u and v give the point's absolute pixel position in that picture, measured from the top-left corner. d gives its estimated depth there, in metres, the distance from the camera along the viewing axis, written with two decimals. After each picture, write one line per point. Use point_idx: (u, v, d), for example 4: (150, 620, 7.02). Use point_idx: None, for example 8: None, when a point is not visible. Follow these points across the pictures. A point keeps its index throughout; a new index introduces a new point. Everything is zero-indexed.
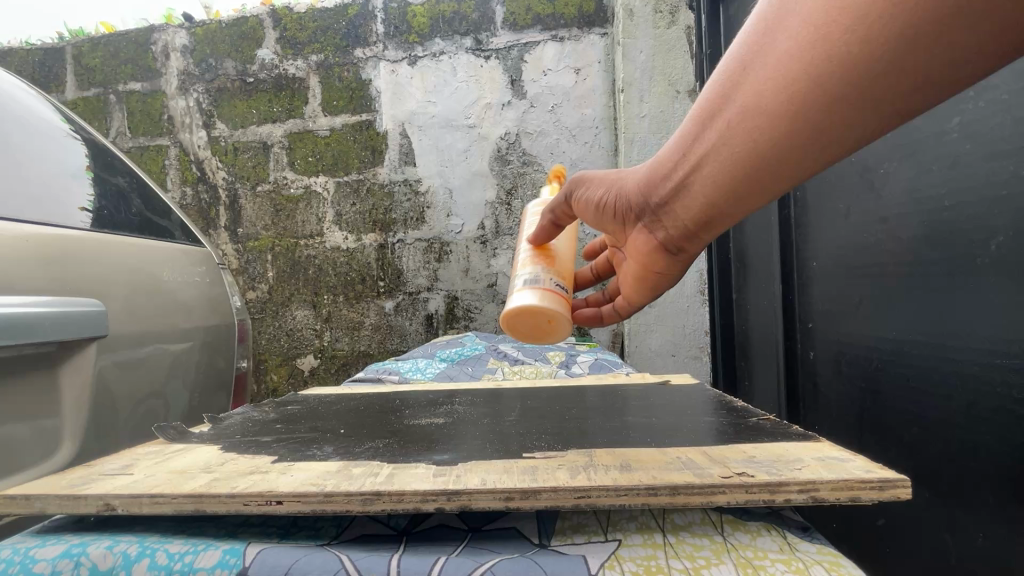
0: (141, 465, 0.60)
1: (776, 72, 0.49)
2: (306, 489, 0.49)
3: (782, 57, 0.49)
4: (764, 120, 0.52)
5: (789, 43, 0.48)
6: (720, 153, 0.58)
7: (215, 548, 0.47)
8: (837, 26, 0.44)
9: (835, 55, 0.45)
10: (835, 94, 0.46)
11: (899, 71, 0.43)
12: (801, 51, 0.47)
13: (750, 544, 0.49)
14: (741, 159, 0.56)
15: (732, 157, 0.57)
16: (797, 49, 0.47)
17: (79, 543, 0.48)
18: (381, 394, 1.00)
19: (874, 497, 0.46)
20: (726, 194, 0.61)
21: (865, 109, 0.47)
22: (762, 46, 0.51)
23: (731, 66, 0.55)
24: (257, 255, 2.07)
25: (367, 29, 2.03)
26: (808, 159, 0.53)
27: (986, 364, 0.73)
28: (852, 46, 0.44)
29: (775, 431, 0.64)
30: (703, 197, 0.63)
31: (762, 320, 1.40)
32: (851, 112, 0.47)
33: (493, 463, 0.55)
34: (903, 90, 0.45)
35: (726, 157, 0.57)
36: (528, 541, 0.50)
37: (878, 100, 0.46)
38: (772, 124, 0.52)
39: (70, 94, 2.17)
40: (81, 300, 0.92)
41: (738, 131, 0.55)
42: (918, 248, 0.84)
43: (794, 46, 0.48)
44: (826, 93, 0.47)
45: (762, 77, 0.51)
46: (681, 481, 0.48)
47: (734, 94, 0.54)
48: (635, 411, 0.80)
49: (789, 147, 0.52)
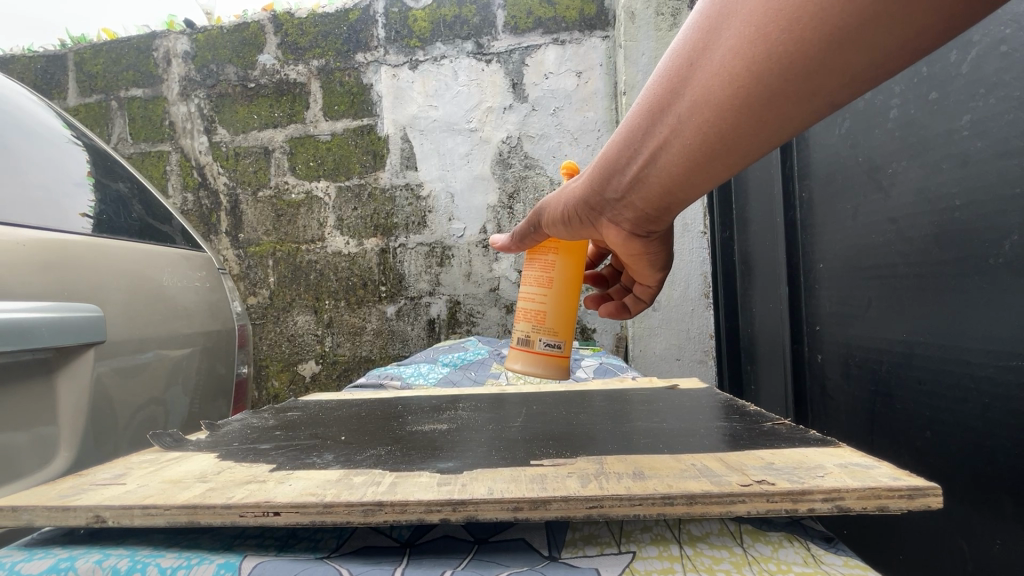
0: (135, 474, 0.58)
1: (718, 72, 0.49)
2: (305, 499, 0.47)
3: (725, 54, 0.48)
4: (711, 116, 0.52)
5: (733, 38, 0.47)
6: (673, 149, 0.58)
7: (210, 563, 0.45)
8: (776, 25, 0.44)
9: (775, 51, 0.44)
10: (775, 89, 0.47)
11: (833, 68, 0.43)
12: (742, 49, 0.46)
13: (772, 557, 0.47)
14: (693, 152, 0.56)
15: (685, 152, 0.57)
16: (740, 46, 0.46)
17: (68, 558, 0.46)
18: (384, 400, 0.98)
19: (902, 507, 0.44)
20: (679, 185, 0.61)
21: (803, 100, 0.47)
22: (705, 44, 0.50)
23: (675, 63, 0.54)
24: (258, 260, 2.06)
25: (368, 33, 2.03)
26: (754, 148, 0.53)
27: (1000, 366, 0.71)
28: (791, 44, 0.43)
29: (791, 437, 0.62)
30: (660, 189, 0.64)
31: (768, 322, 1.37)
32: (791, 104, 0.47)
33: (500, 471, 0.53)
34: (836, 84, 0.45)
35: (679, 152, 0.57)
36: (538, 554, 0.48)
37: (814, 93, 0.46)
38: (719, 119, 0.51)
39: (72, 101, 2.17)
40: (81, 305, 0.90)
41: (685, 127, 0.55)
42: (929, 248, 0.82)
43: (736, 43, 0.47)
44: (767, 89, 0.47)
45: (706, 76, 0.50)
46: (697, 489, 0.46)
47: (682, 91, 0.53)
48: (644, 416, 0.78)
49: (735, 140, 0.53)
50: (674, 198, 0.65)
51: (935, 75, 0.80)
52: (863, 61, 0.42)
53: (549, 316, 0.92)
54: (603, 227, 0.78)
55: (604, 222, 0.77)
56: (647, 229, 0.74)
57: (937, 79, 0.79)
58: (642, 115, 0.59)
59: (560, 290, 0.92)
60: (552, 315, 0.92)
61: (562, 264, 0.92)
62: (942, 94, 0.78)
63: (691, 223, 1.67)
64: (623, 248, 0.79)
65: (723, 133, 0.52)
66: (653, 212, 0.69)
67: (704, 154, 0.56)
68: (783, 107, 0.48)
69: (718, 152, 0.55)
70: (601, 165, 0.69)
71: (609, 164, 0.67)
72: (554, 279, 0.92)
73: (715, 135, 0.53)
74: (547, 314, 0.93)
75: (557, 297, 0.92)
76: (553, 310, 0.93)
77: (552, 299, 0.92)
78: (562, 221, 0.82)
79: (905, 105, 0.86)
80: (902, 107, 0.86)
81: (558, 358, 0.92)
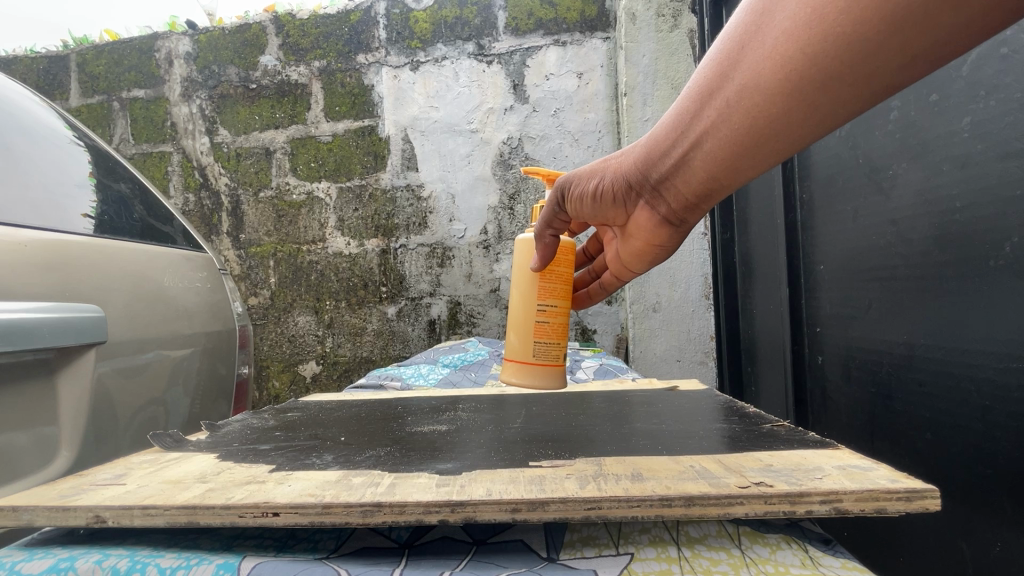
0: (135, 475, 0.59)
1: (771, 53, 0.50)
2: (304, 500, 0.47)
3: (780, 37, 0.49)
4: (761, 98, 0.53)
5: (787, 21, 0.48)
6: (720, 131, 0.59)
7: (209, 563, 0.45)
8: (833, 8, 0.44)
9: (831, 34, 0.45)
10: (827, 73, 0.47)
11: (888, 51, 0.44)
12: (797, 32, 0.47)
13: (770, 559, 0.47)
14: (740, 135, 0.58)
15: (732, 134, 0.58)
16: (795, 28, 0.47)
17: (67, 558, 0.47)
18: (383, 401, 0.98)
19: (901, 509, 0.44)
20: (723, 167, 0.63)
21: (855, 86, 0.47)
22: (758, 25, 0.51)
23: (729, 45, 0.55)
24: (260, 260, 2.06)
25: (369, 34, 2.03)
26: (802, 133, 0.54)
27: (1001, 368, 0.71)
28: (848, 26, 0.44)
29: (790, 439, 0.62)
30: (703, 171, 0.66)
31: (768, 324, 1.37)
32: (844, 89, 0.48)
33: (498, 472, 0.53)
34: (892, 68, 0.45)
35: (726, 134, 0.59)
36: (536, 555, 0.48)
37: (868, 77, 0.46)
38: (769, 102, 0.53)
39: (74, 102, 2.18)
40: (81, 305, 0.90)
41: (734, 109, 0.56)
42: (929, 250, 0.82)
43: (791, 25, 0.48)
44: (819, 72, 0.48)
45: (759, 57, 0.51)
46: (695, 491, 0.46)
47: (732, 74, 0.55)
48: (643, 418, 0.78)
49: (783, 124, 0.54)
50: (716, 183, 0.67)
51: (936, 76, 0.80)
52: (922, 43, 0.43)
53: (554, 323, 0.91)
54: (639, 209, 0.81)
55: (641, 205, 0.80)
56: (684, 214, 0.76)
57: (937, 81, 0.79)
58: (693, 96, 0.61)
59: (563, 296, 0.92)
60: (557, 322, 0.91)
61: (565, 271, 0.92)
62: (943, 96, 0.78)
63: None
64: (657, 233, 0.82)
65: (772, 116, 0.54)
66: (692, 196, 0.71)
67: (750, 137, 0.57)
68: (835, 92, 0.49)
69: (765, 135, 0.56)
70: (647, 147, 0.71)
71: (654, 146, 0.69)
72: (560, 286, 0.92)
73: (764, 119, 0.54)
74: (553, 320, 0.91)
75: (562, 303, 0.92)
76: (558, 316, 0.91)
77: (558, 306, 0.91)
78: (590, 206, 0.83)
79: (905, 107, 0.86)
80: (903, 109, 0.86)
81: (556, 358, 0.90)
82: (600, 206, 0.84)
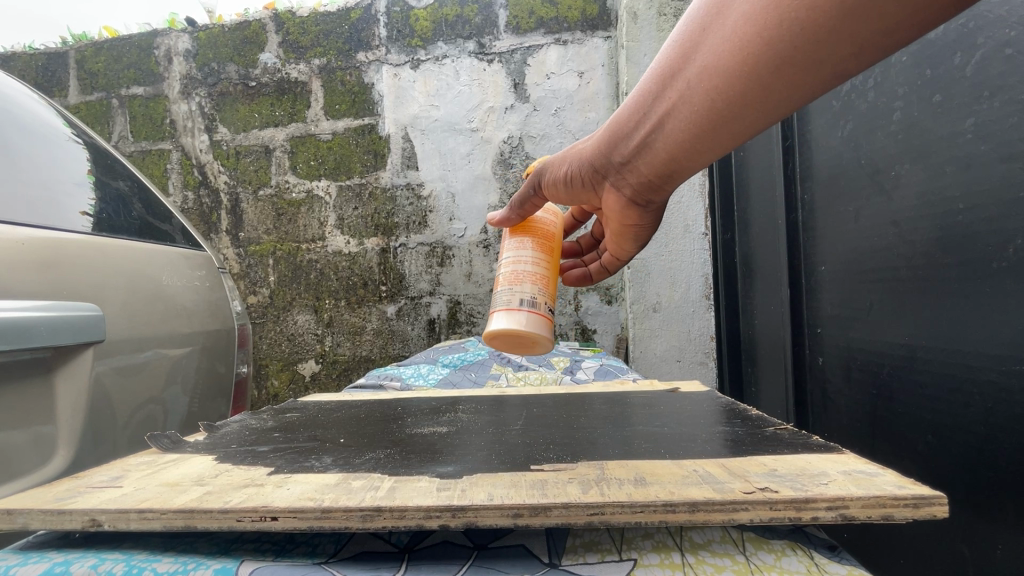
0: (132, 477, 0.58)
1: (730, 37, 0.54)
2: (303, 504, 0.46)
3: (738, 21, 0.53)
4: (720, 80, 0.57)
5: (745, 7, 0.52)
6: (682, 111, 0.63)
7: (207, 568, 0.45)
8: None
9: (785, 18, 0.49)
10: (780, 55, 0.51)
11: (837, 35, 0.48)
12: (754, 16, 0.51)
13: (775, 565, 0.46)
14: (700, 115, 0.62)
15: (692, 115, 0.63)
16: (752, 14, 0.51)
17: (62, 562, 0.46)
18: (383, 402, 0.98)
19: (908, 516, 0.43)
20: (684, 147, 0.68)
21: (806, 68, 0.51)
22: (719, 10, 0.55)
23: (692, 30, 0.59)
24: (259, 259, 2.05)
25: (369, 32, 2.03)
26: (757, 114, 0.58)
27: (1004, 371, 0.70)
28: (801, 11, 0.48)
29: (794, 442, 0.62)
30: (665, 152, 0.70)
31: (769, 325, 1.37)
32: (795, 71, 0.52)
33: (500, 476, 0.53)
34: (842, 53, 0.49)
35: (687, 114, 0.63)
36: (539, 560, 0.47)
37: (819, 61, 0.50)
38: (726, 83, 0.57)
39: (73, 99, 2.17)
40: (78, 303, 0.89)
41: (695, 90, 0.60)
42: (932, 252, 0.81)
43: (749, 10, 0.52)
44: (772, 54, 0.52)
45: (719, 40, 0.55)
46: (699, 496, 0.45)
47: (695, 55, 0.59)
48: (645, 420, 0.78)
49: (740, 104, 0.58)
50: (677, 163, 0.71)
51: (939, 76, 0.79)
52: (870, 30, 0.46)
53: (548, 280, 0.93)
54: (607, 190, 0.85)
55: (607, 186, 0.84)
56: (647, 195, 0.81)
57: (941, 81, 0.79)
58: (659, 77, 0.65)
59: (554, 258, 0.95)
60: (550, 280, 0.93)
61: (553, 236, 0.97)
62: (946, 97, 0.78)
63: (692, 224, 1.66)
64: (622, 212, 0.86)
65: (730, 97, 0.58)
66: (656, 177, 0.76)
67: (709, 117, 0.61)
68: (787, 73, 0.53)
69: (723, 115, 0.60)
70: (613, 126, 0.75)
71: (622, 126, 0.73)
72: (549, 247, 0.95)
73: (722, 100, 0.59)
74: (546, 278, 0.93)
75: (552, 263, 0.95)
76: (551, 275, 0.94)
77: (550, 265, 0.94)
78: (563, 188, 0.88)
79: (908, 107, 0.86)
80: (906, 110, 0.86)
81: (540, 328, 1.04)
82: (572, 185, 0.87)
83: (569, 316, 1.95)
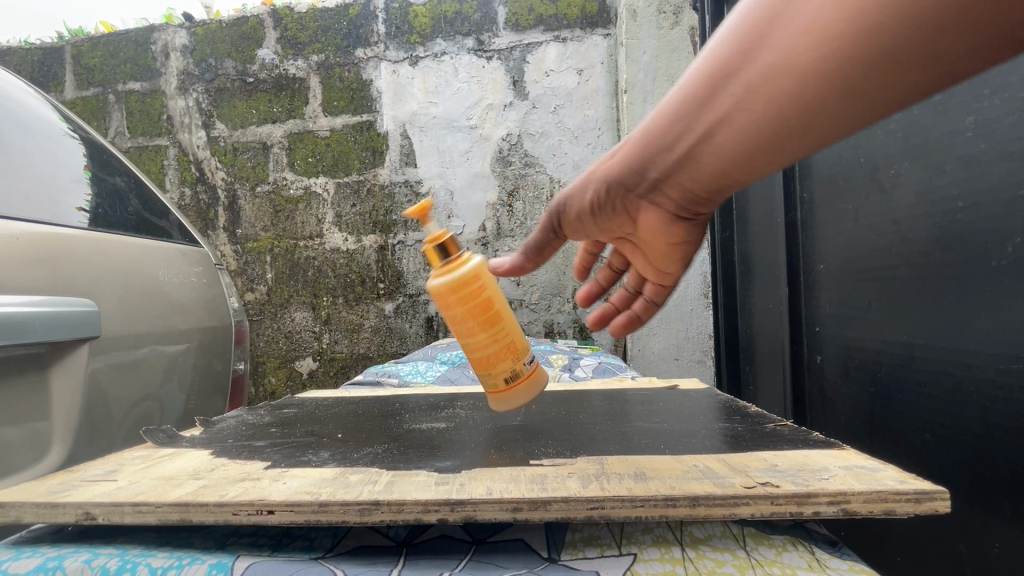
0: (126, 471, 0.57)
1: (771, 71, 0.43)
2: (299, 498, 0.46)
3: (780, 52, 0.42)
4: (755, 119, 0.47)
5: (790, 35, 0.41)
6: (706, 150, 0.53)
7: (202, 562, 0.44)
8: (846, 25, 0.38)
9: (842, 52, 0.39)
10: (834, 93, 0.42)
11: (903, 67, 0.39)
12: (803, 48, 0.41)
13: (776, 560, 0.46)
14: (730, 155, 0.51)
15: (720, 155, 0.52)
16: (799, 45, 0.41)
17: (55, 557, 0.46)
18: (380, 398, 0.97)
19: (909, 510, 0.43)
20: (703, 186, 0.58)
21: (858, 105, 0.42)
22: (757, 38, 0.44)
23: (711, 58, 0.48)
24: (256, 256, 2.04)
25: (368, 28, 2.02)
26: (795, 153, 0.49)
27: (1002, 369, 0.70)
28: (864, 43, 0.38)
29: (794, 438, 0.62)
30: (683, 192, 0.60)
31: (767, 323, 1.37)
32: (847, 111, 0.43)
33: (498, 470, 0.52)
34: (903, 87, 0.40)
35: (712, 154, 0.53)
36: (537, 555, 0.47)
37: (874, 97, 0.41)
38: (763, 124, 0.47)
39: (69, 94, 2.16)
40: (73, 299, 0.89)
41: (724, 131, 0.50)
42: (931, 250, 0.81)
43: (799, 38, 0.41)
44: (824, 93, 0.42)
45: (755, 74, 0.45)
46: (700, 491, 0.45)
47: (721, 90, 0.48)
48: (644, 416, 0.77)
49: (778, 145, 0.48)
50: (695, 200, 0.62)
51: None
52: (940, 60, 0.37)
53: (495, 338, 0.68)
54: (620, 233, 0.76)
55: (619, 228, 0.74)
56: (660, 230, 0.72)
57: None
58: (669, 109, 0.53)
59: (485, 301, 0.68)
60: (499, 334, 0.68)
61: (473, 272, 0.68)
62: (946, 95, 0.78)
63: None
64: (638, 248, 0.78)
65: (768, 138, 0.48)
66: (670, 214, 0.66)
67: (740, 158, 0.51)
68: (839, 111, 0.43)
69: (757, 155, 0.50)
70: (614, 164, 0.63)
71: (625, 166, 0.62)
72: (474, 293, 0.68)
73: (757, 140, 0.48)
74: (491, 335, 0.68)
75: (485, 309, 0.68)
76: (494, 327, 0.68)
77: (483, 316, 0.68)
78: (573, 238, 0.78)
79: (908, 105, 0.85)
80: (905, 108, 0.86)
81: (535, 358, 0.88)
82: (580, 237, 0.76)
83: (567, 314, 1.95)
